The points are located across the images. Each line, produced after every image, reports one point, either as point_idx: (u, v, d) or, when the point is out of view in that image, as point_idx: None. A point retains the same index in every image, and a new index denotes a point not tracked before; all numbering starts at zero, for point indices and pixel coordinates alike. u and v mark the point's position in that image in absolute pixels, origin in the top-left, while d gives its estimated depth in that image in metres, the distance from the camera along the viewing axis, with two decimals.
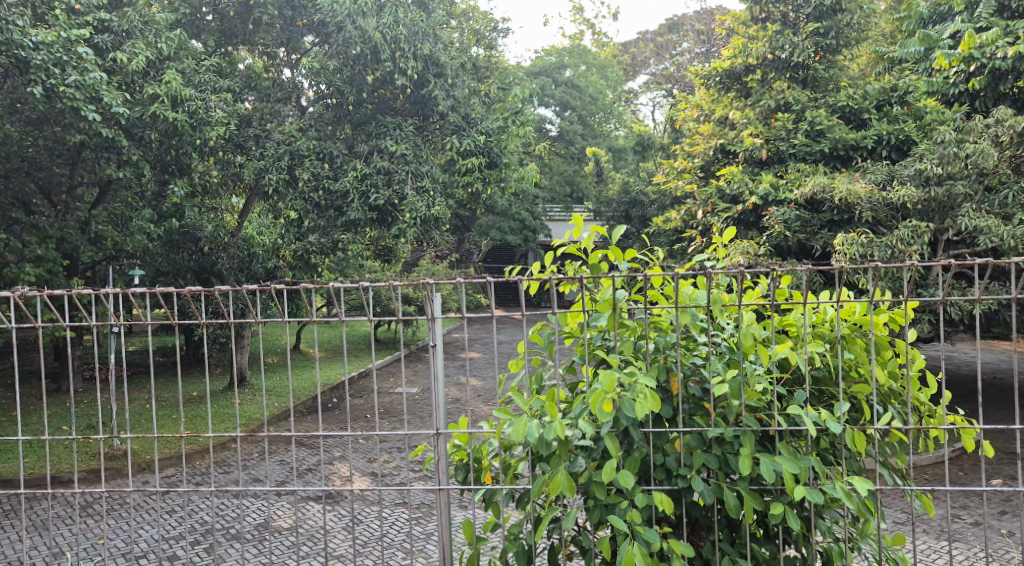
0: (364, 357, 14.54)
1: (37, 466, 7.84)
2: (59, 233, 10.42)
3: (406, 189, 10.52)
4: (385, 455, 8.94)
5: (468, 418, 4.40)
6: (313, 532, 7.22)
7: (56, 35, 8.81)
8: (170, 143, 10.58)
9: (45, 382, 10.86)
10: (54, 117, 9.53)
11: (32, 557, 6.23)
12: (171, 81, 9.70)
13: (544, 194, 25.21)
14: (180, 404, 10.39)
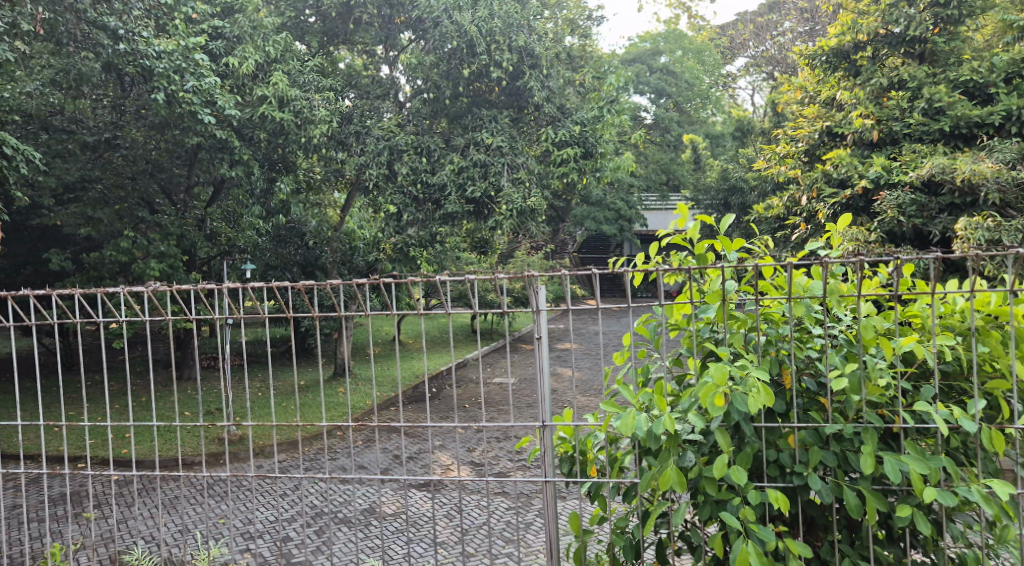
0: (464, 348, 14.80)
1: (164, 448, 8.41)
2: (179, 230, 11.04)
3: (502, 181, 10.56)
4: (484, 444, 9.06)
5: (573, 410, 4.39)
6: (417, 518, 7.42)
7: (176, 44, 9.42)
8: (278, 142, 11.02)
9: (169, 369, 11.57)
10: (174, 120, 10.12)
11: (162, 534, 6.70)
12: (278, 82, 10.14)
13: (639, 183, 24.85)
14: (291, 393, 10.88)
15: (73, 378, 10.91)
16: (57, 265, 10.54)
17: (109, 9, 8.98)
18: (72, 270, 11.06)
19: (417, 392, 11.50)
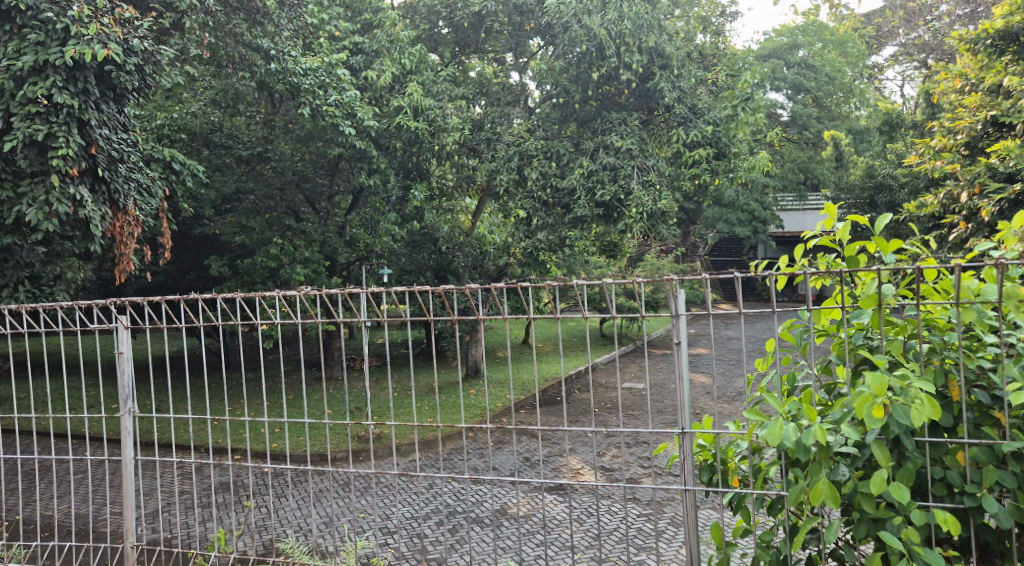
0: (583, 353, 14.66)
1: (309, 443, 8.92)
2: (321, 237, 11.67)
3: (632, 184, 10.43)
4: (614, 449, 8.98)
5: (713, 418, 4.25)
6: (547, 521, 7.46)
7: (320, 60, 10.28)
8: (413, 150, 11.39)
9: (313, 368, 12.24)
10: (319, 133, 10.71)
11: (308, 525, 7.10)
12: (413, 93, 10.58)
13: (775, 182, 23.82)
14: (423, 393, 11.24)
15: (229, 375, 11.77)
16: (216, 270, 11.41)
17: (262, 32, 9.57)
18: (228, 275, 11.93)
19: (548, 395, 11.62)
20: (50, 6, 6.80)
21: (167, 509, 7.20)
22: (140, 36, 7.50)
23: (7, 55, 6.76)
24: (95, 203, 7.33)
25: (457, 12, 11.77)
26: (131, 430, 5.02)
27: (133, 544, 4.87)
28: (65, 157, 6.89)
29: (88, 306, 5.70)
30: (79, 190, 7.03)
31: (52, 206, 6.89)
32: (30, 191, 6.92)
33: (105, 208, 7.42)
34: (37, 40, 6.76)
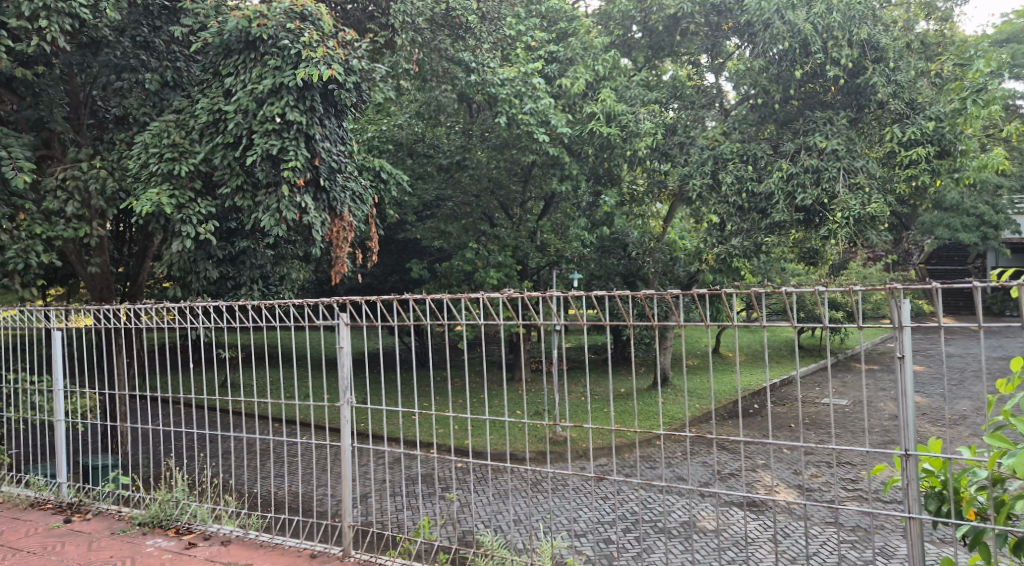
0: (787, 364, 13.95)
1: (499, 442, 9.26)
2: (514, 241, 12.02)
3: (837, 187, 9.73)
4: (812, 468, 8.41)
5: (941, 440, 3.85)
6: (739, 538, 7.14)
7: (517, 71, 10.47)
8: (604, 156, 11.40)
9: (503, 369, 12.64)
10: (514, 141, 11.10)
11: (498, 520, 7.37)
12: (606, 98, 10.66)
13: (1011, 182, 21.29)
14: (610, 399, 11.25)
15: (424, 372, 12.47)
16: (417, 273, 12.12)
17: (464, 46, 10.09)
18: (428, 278, 12.64)
19: (743, 407, 11.11)
20: (286, 33, 7.59)
21: (371, 495, 7.76)
22: (358, 56, 8.16)
23: (251, 80, 7.60)
24: (317, 210, 8.07)
25: (652, 15, 11.64)
26: (349, 418, 5.46)
27: (349, 523, 5.27)
28: (295, 169, 7.60)
29: (311, 304, 6.24)
30: (304, 199, 7.73)
31: (282, 213, 7.63)
32: (265, 201, 7.72)
33: (326, 214, 8.14)
34: (275, 65, 7.55)
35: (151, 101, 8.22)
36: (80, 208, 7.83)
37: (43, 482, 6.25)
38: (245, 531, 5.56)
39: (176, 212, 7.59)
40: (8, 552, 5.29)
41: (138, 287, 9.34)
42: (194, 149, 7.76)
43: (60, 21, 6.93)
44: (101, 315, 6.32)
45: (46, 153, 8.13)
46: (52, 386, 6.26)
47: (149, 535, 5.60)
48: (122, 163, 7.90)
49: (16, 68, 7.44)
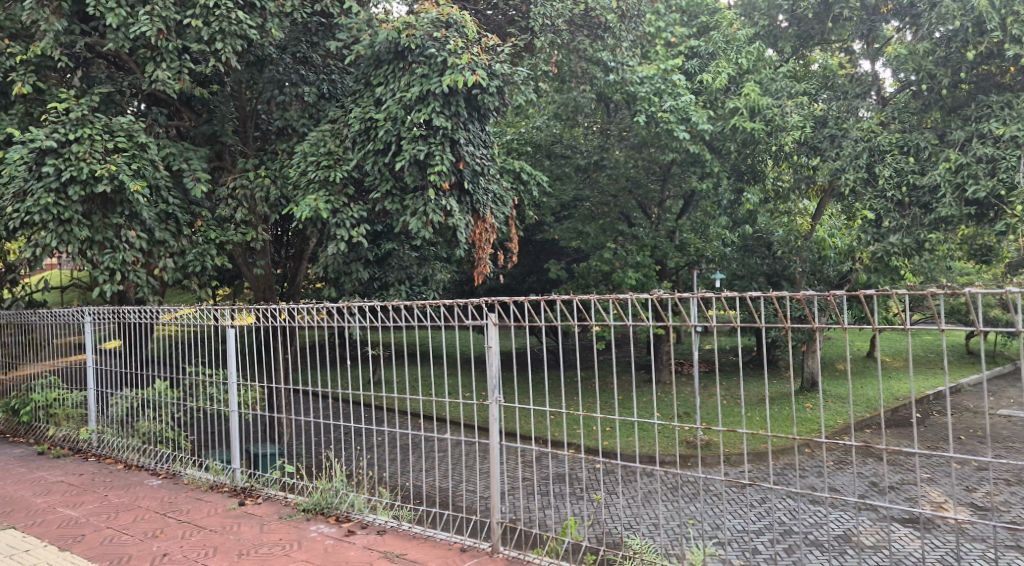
0: (954, 372, 12.90)
1: (638, 444, 9.13)
2: (653, 241, 11.78)
3: (1017, 177, 8.73)
4: (988, 486, 7.70)
5: None
6: (904, 556, 6.66)
7: (655, 69, 10.48)
8: (748, 151, 11.07)
9: (641, 371, 12.51)
10: (653, 140, 10.97)
11: (639, 523, 7.25)
12: (749, 92, 10.22)
13: None
14: (752, 403, 10.87)
15: (562, 372, 12.55)
16: (554, 274, 12.19)
17: (603, 45, 10.07)
18: (565, 278, 12.69)
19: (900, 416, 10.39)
20: (433, 42, 7.84)
21: (513, 492, 7.87)
22: (501, 60, 8.30)
23: (400, 88, 7.90)
24: (461, 212, 8.28)
25: (801, 3, 11.09)
26: (497, 416, 5.55)
27: (497, 520, 5.35)
28: (441, 173, 7.85)
29: (456, 304, 6.38)
30: (449, 201, 7.96)
31: (429, 216, 7.88)
32: (412, 204, 8.01)
33: (469, 216, 8.33)
34: (422, 73, 7.83)
35: (309, 112, 8.77)
36: (247, 214, 8.49)
37: (220, 466, 6.77)
38: (397, 523, 5.79)
39: (331, 216, 8.01)
40: (192, 530, 5.76)
41: (296, 287, 9.98)
42: (347, 157, 8.19)
43: (232, 42, 7.49)
44: (269, 314, 6.74)
45: (218, 165, 8.86)
46: (227, 380, 6.75)
47: (312, 521, 5.94)
48: (283, 172, 8.46)
49: (195, 87, 8.16)
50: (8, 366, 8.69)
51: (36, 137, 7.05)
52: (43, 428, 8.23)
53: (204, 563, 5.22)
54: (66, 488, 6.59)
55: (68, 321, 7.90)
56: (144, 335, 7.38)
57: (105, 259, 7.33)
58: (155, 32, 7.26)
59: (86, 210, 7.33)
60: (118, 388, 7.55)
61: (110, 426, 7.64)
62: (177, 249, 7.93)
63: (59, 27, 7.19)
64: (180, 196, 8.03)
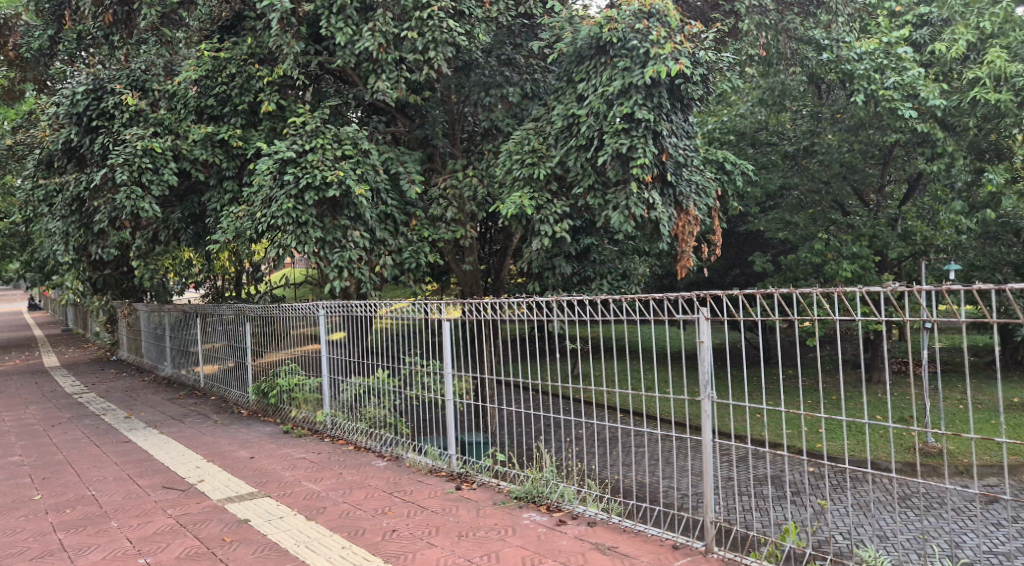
0: None
1: (859, 449, 8.47)
2: (872, 230, 10.82)
3: None
4: None
5: None
6: None
7: (877, 43, 9.86)
8: (990, 126, 9.91)
9: (860, 371, 11.66)
10: (873, 121, 10.49)
11: (862, 533, 6.67)
12: (994, 60, 9.11)
13: None
14: (998, 410, 9.71)
15: (770, 370, 11.99)
16: (760, 267, 11.64)
17: (816, 23, 9.09)
18: (772, 271, 12.10)
19: None
20: (635, 34, 7.71)
21: (722, 492, 7.60)
22: (705, 47, 7.99)
23: (602, 83, 7.85)
24: (664, 205, 8.10)
25: None
26: (710, 413, 5.34)
27: (711, 519, 5.18)
28: (643, 166, 7.66)
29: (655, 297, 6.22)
30: (652, 194, 7.79)
31: (631, 209, 7.79)
32: (615, 199, 7.96)
33: (673, 209, 8.13)
34: (625, 66, 7.70)
35: (513, 112, 9.06)
36: (457, 213, 8.88)
37: (437, 451, 7.19)
38: (607, 515, 5.81)
39: (536, 212, 8.17)
40: (416, 509, 6.15)
41: (501, 282, 10.34)
42: (551, 153, 8.29)
43: (444, 49, 7.87)
44: (480, 308, 6.98)
45: (430, 167, 9.39)
46: (442, 371, 7.10)
47: (525, 509, 6.12)
48: (490, 171, 8.79)
49: (410, 95, 8.70)
50: (258, 354, 9.80)
51: (279, 149, 7.87)
52: (287, 410, 9.19)
53: (429, 541, 5.56)
54: (308, 464, 7.32)
55: (305, 314, 8.73)
56: (366, 328, 7.98)
57: (335, 258, 7.99)
58: (376, 46, 7.82)
59: (319, 213, 8.05)
60: (347, 375, 8.24)
61: (341, 411, 8.36)
62: (395, 247, 8.50)
63: (298, 49, 7.92)
64: (397, 198, 8.61)
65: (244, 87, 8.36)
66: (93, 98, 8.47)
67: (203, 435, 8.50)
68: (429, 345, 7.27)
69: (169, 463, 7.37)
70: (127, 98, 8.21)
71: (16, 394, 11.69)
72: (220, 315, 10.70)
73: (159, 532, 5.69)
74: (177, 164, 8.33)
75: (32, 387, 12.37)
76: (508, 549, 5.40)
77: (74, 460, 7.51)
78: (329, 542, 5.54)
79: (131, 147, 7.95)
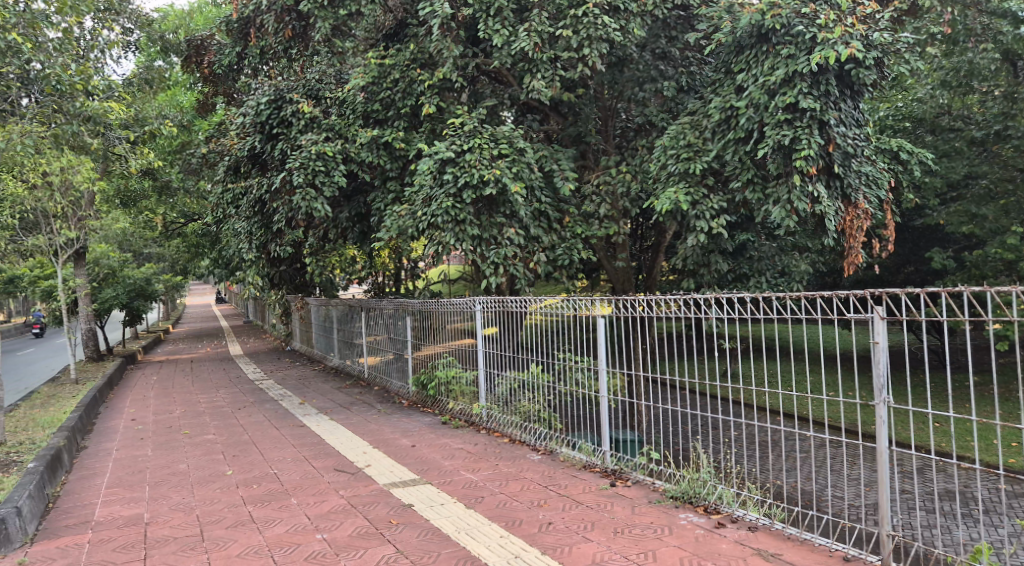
0: None
1: None
2: None
3: None
4: None
5: None
6: None
7: None
8: None
9: None
10: None
11: None
12: None
13: None
14: None
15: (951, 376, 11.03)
16: (940, 263, 10.73)
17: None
18: (954, 269, 11.13)
19: None
20: (801, 19, 7.33)
21: (896, 505, 7.08)
22: (880, 29, 7.44)
23: (763, 72, 7.47)
24: (830, 198, 7.63)
25: None
26: (887, 420, 4.86)
27: (889, 532, 4.83)
28: (808, 158, 7.23)
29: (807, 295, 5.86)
30: (818, 187, 7.36)
31: (794, 204, 7.39)
32: (776, 193, 7.59)
33: (840, 202, 7.65)
34: (789, 54, 7.31)
35: (668, 106, 8.90)
36: (610, 210, 8.87)
37: (591, 448, 7.22)
38: (770, 521, 5.58)
39: (691, 208, 7.99)
40: (571, 504, 6.20)
41: (653, 279, 10.19)
42: (707, 148, 8.04)
43: (598, 46, 7.85)
44: (635, 305, 6.88)
45: (583, 164, 9.44)
46: (596, 368, 7.07)
47: (681, 509, 6.00)
48: (643, 167, 8.69)
49: (564, 93, 8.76)
50: (417, 347, 10.24)
51: (439, 150, 8.16)
52: (445, 401, 9.54)
53: (585, 535, 5.59)
54: (466, 454, 7.58)
55: (462, 309, 9.03)
56: (520, 323, 8.12)
57: (491, 254, 8.21)
58: (532, 46, 7.90)
59: (475, 211, 8.28)
60: (502, 369, 8.44)
61: (496, 404, 8.57)
62: (549, 244, 8.61)
63: (457, 53, 8.18)
64: (551, 196, 8.71)
65: (407, 91, 8.78)
66: (274, 108, 9.23)
67: (369, 423, 9.02)
68: (582, 341, 7.27)
69: (340, 447, 7.88)
70: (303, 106, 8.85)
71: (208, 378, 12.95)
72: (382, 309, 11.29)
73: (334, 511, 6.09)
74: (347, 166, 8.88)
75: (221, 373, 13.66)
76: (665, 549, 5.31)
77: (257, 440, 8.21)
78: (488, 530, 5.70)
79: (306, 152, 8.53)
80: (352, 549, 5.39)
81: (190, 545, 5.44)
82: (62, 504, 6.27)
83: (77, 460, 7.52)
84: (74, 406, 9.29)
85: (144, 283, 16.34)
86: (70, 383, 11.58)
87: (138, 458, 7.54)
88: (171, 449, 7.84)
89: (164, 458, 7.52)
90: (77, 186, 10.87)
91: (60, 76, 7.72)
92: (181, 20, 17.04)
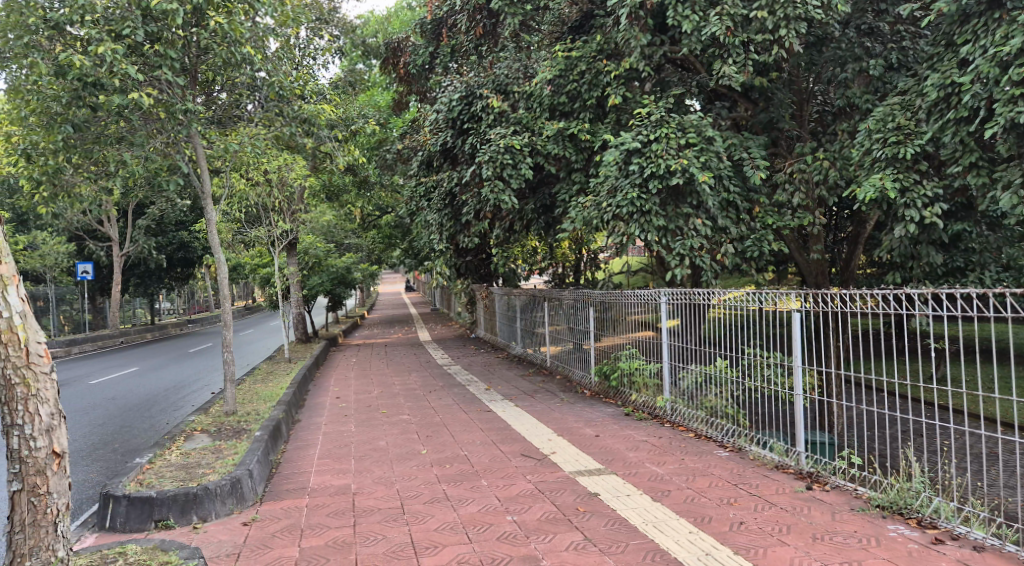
0: None
1: None
2: None
3: None
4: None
5: None
6: None
7: None
8: None
9: None
10: None
11: None
12: None
13: None
14: None
15: None
16: None
17: None
18: None
19: None
20: None
21: None
22: None
23: (994, 42, 6.62)
24: None
25: None
26: None
27: None
28: None
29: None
30: None
31: None
32: (1005, 176, 6.79)
33: None
34: None
35: (875, 86, 8.25)
36: (804, 199, 8.41)
37: (784, 448, 6.87)
38: (999, 541, 5.03)
39: (900, 196, 7.36)
40: (764, 504, 5.95)
41: (853, 271, 9.50)
42: (921, 129, 7.37)
43: (797, 26, 7.43)
44: (836, 300, 6.38)
45: (775, 151, 9.03)
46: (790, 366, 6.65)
47: (890, 520, 5.56)
48: (844, 152, 8.13)
49: (757, 77, 8.37)
50: (599, 337, 10.27)
51: (625, 140, 8.08)
52: (627, 393, 9.48)
53: (781, 539, 5.33)
54: (651, 447, 7.51)
55: (646, 300, 8.92)
56: (706, 316, 7.86)
57: (676, 246, 8.03)
58: (723, 30, 7.59)
59: (661, 201, 8.11)
60: (686, 362, 8.24)
61: (681, 398, 8.40)
62: (738, 235, 8.29)
63: (645, 41, 8.05)
64: (740, 184, 8.37)
65: (594, 82, 8.76)
66: (465, 103, 9.64)
67: (552, 411, 9.19)
68: (774, 336, 6.89)
69: (526, 433, 8.08)
70: (493, 102, 9.17)
71: (400, 362, 13.79)
72: (564, 300, 11.41)
73: (523, 495, 6.26)
74: (533, 159, 9.07)
75: (411, 357, 14.50)
76: (872, 561, 4.96)
77: (449, 422, 8.62)
78: (677, 525, 5.60)
79: (494, 146, 8.82)
80: (542, 533, 5.51)
81: (393, 516, 5.82)
82: (283, 470, 6.94)
83: (293, 431, 8.31)
84: (289, 381, 10.26)
85: (344, 271, 17.58)
86: (284, 361, 12.81)
87: (343, 433, 8.17)
88: (372, 426, 8.44)
89: (366, 434, 8.10)
90: (292, 183, 11.95)
91: (281, 83, 8.52)
92: (381, 26, 18.03)
